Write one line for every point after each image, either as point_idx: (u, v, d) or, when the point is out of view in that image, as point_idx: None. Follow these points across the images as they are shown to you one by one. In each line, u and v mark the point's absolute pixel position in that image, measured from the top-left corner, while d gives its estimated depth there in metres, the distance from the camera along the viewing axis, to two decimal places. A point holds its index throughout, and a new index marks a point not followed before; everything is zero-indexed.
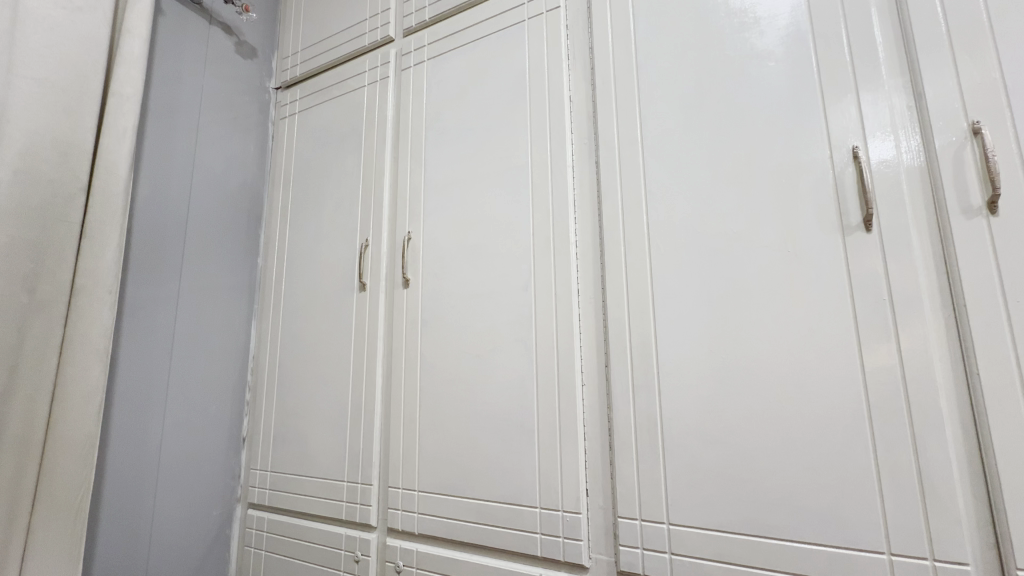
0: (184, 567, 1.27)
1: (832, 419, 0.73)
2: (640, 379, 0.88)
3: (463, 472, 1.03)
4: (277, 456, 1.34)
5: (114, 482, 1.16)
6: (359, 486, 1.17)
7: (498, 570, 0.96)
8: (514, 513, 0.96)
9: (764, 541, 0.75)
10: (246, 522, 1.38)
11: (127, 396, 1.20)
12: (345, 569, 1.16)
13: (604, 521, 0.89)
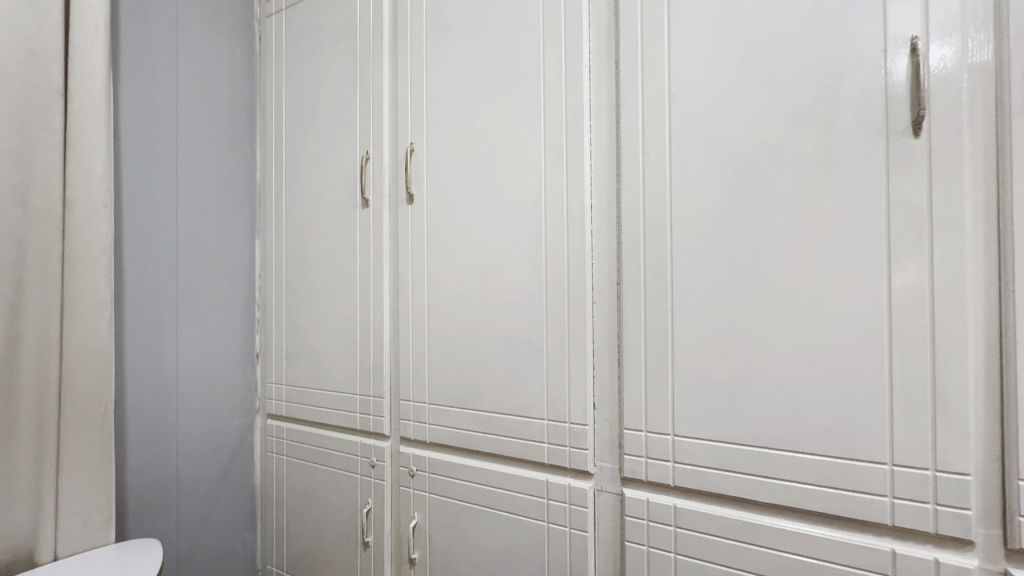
0: (212, 471, 1.35)
1: (849, 336, 0.71)
2: (652, 298, 0.86)
3: (472, 386, 1.05)
4: (291, 371, 1.38)
5: (136, 393, 1.21)
6: (372, 399, 1.21)
7: (506, 475, 1.01)
8: (522, 425, 0.99)
9: (767, 452, 0.76)
10: (266, 431, 1.45)
11: (139, 312, 1.21)
12: (362, 473, 1.23)
13: (609, 433, 0.92)
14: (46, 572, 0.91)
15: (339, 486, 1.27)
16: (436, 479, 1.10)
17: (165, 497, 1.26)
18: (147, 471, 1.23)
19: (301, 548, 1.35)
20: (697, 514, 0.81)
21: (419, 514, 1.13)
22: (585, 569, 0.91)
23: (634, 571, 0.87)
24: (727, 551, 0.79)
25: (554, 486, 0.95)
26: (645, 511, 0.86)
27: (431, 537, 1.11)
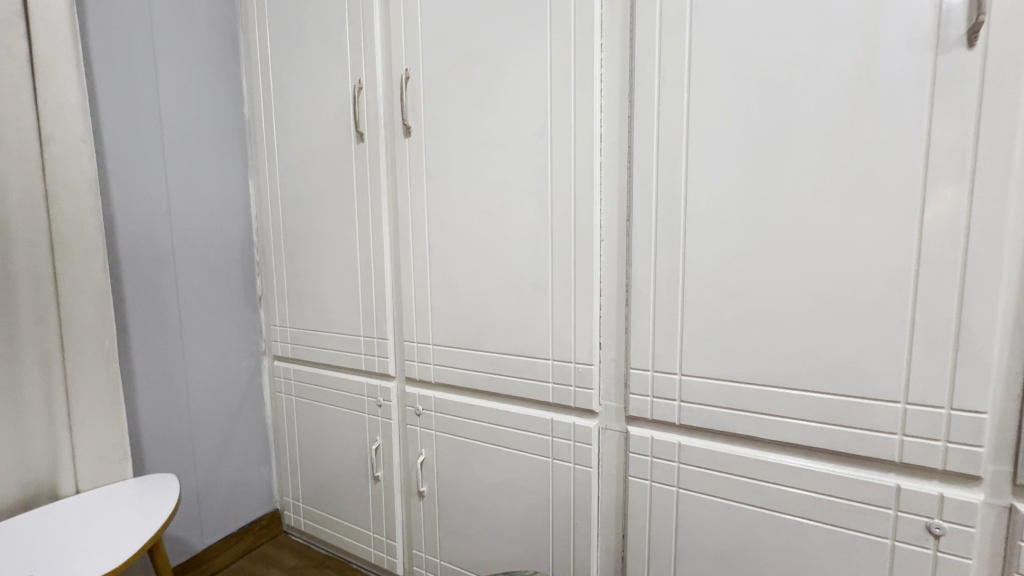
0: (223, 410, 1.38)
1: (871, 273, 0.68)
2: (663, 235, 0.82)
3: (476, 327, 1.04)
4: (294, 314, 1.37)
5: (141, 337, 1.18)
6: (376, 340, 1.20)
7: (511, 414, 1.01)
8: (527, 365, 0.98)
9: (776, 391, 0.75)
10: (273, 372, 1.47)
11: (135, 255, 1.17)
12: (369, 412, 1.25)
13: (615, 372, 0.91)
14: (70, 504, 0.94)
15: (347, 424, 1.30)
16: (442, 418, 1.12)
17: (179, 438, 1.27)
18: (160, 414, 1.23)
19: (315, 482, 1.41)
20: (702, 451, 0.82)
21: (426, 451, 1.16)
22: (588, 501, 0.94)
23: (636, 503, 0.89)
24: (729, 485, 0.80)
25: (559, 424, 0.95)
26: (649, 448, 0.86)
27: (439, 471, 1.14)
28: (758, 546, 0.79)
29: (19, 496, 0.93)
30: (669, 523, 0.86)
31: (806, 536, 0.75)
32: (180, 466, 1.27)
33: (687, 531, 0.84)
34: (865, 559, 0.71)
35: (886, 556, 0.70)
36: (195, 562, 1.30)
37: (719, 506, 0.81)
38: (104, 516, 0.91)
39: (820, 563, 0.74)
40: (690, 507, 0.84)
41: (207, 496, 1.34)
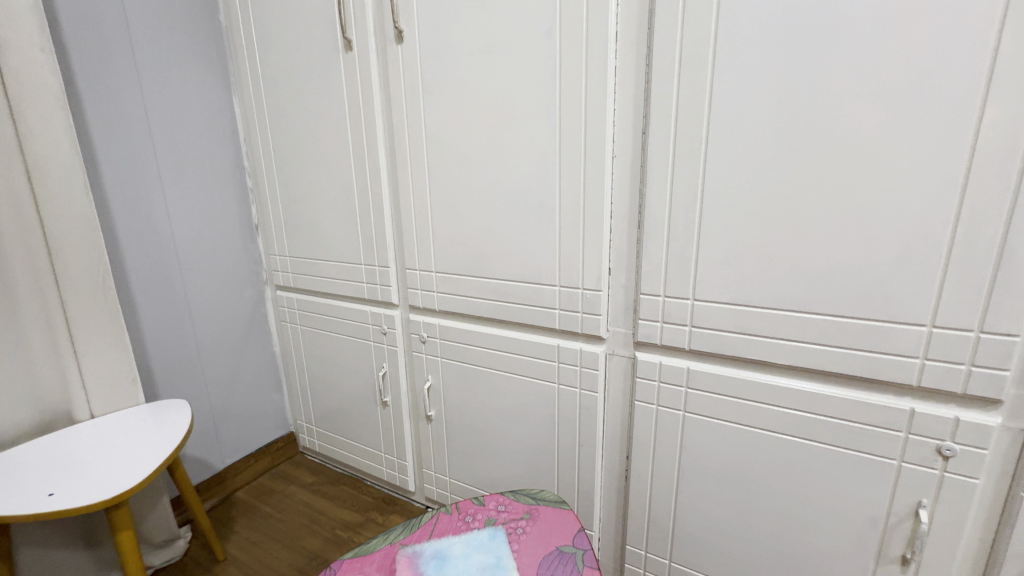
0: (230, 340, 1.38)
1: (912, 187, 0.61)
2: (682, 149, 0.75)
3: (480, 253, 0.99)
4: (293, 243, 1.33)
5: (137, 267, 1.16)
6: (377, 268, 1.17)
7: (516, 341, 1.00)
8: (533, 292, 0.95)
9: (793, 315, 0.72)
10: (277, 302, 1.46)
11: (120, 180, 1.11)
12: (374, 340, 1.24)
13: (625, 298, 0.87)
14: (86, 428, 0.96)
15: (353, 352, 1.30)
16: (447, 345, 1.11)
17: (188, 366, 1.28)
18: (166, 342, 1.23)
19: (326, 407, 1.44)
20: (711, 376, 0.80)
21: (432, 377, 1.16)
22: (594, 424, 0.95)
23: (641, 426, 0.90)
24: (737, 409, 0.79)
25: (565, 350, 0.94)
26: (657, 373, 0.85)
27: (446, 396, 1.15)
28: (762, 466, 0.79)
29: (34, 420, 0.95)
30: (674, 445, 0.87)
31: (811, 457, 0.75)
32: (193, 392, 1.30)
33: (691, 452, 0.85)
34: (869, 479, 0.72)
35: (891, 476, 0.70)
36: (217, 479, 1.37)
37: (725, 429, 0.81)
38: (120, 438, 0.93)
39: (822, 481, 0.75)
40: (696, 430, 0.84)
41: (223, 420, 1.38)
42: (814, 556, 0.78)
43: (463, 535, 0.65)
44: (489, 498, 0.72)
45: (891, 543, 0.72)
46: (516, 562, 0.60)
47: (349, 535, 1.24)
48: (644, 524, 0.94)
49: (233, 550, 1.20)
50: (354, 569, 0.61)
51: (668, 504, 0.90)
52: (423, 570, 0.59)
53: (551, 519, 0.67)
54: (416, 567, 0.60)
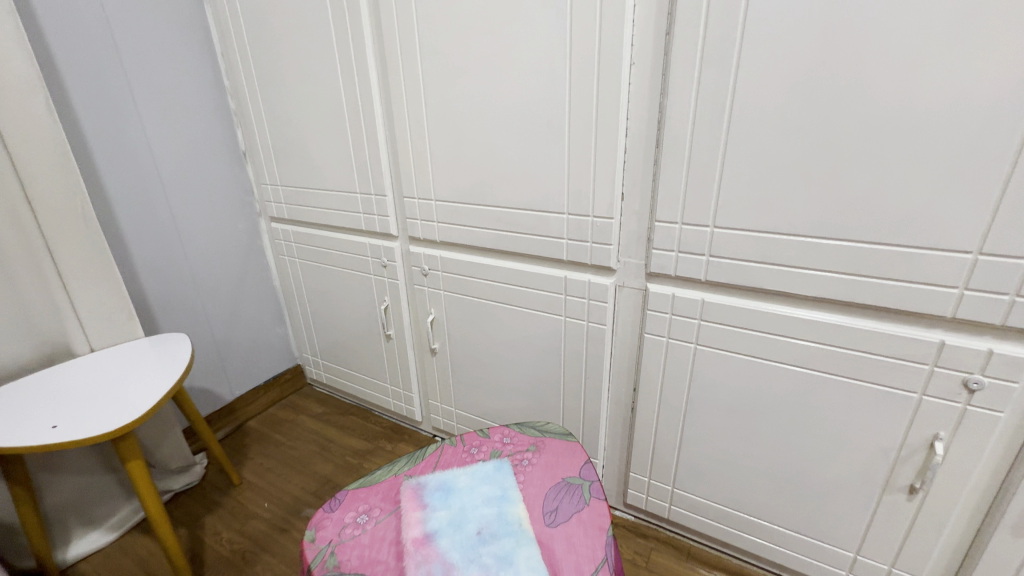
0: (227, 274, 1.35)
1: (980, 92, 0.53)
2: (711, 53, 0.65)
3: (482, 179, 0.92)
4: (283, 171, 1.26)
5: (120, 197, 1.10)
6: (374, 198, 1.10)
7: (521, 274, 0.95)
8: (539, 220, 0.89)
9: (823, 242, 0.66)
10: (273, 235, 1.40)
11: (89, 101, 1.02)
12: (374, 273, 1.20)
13: (638, 226, 0.81)
14: (87, 361, 0.96)
15: (354, 286, 1.27)
16: (450, 278, 1.07)
17: (187, 300, 1.26)
18: (161, 277, 1.20)
19: (330, 340, 1.44)
20: (727, 308, 0.76)
21: (435, 311, 1.14)
22: (601, 357, 0.92)
23: (650, 359, 0.87)
24: (752, 342, 0.76)
25: (573, 282, 0.90)
26: (670, 306, 0.81)
27: (449, 330, 1.13)
28: (774, 399, 0.77)
29: (34, 354, 0.94)
30: (683, 377, 0.85)
31: (827, 390, 0.73)
32: (195, 326, 1.29)
33: (701, 385, 0.84)
34: (886, 411, 0.69)
35: (910, 409, 0.68)
36: (228, 410, 1.39)
37: (738, 362, 0.79)
38: (122, 371, 0.92)
39: (836, 414, 0.73)
40: (707, 363, 0.82)
41: (228, 354, 1.38)
42: (819, 485, 0.79)
43: (468, 467, 0.64)
44: (494, 430, 0.71)
45: (900, 473, 0.72)
46: (522, 493, 0.60)
47: (359, 461, 1.27)
48: (649, 453, 0.95)
49: (248, 475, 1.24)
50: (359, 499, 0.60)
51: (674, 435, 0.90)
52: (428, 501, 0.59)
53: (557, 451, 0.66)
54: (421, 498, 0.59)
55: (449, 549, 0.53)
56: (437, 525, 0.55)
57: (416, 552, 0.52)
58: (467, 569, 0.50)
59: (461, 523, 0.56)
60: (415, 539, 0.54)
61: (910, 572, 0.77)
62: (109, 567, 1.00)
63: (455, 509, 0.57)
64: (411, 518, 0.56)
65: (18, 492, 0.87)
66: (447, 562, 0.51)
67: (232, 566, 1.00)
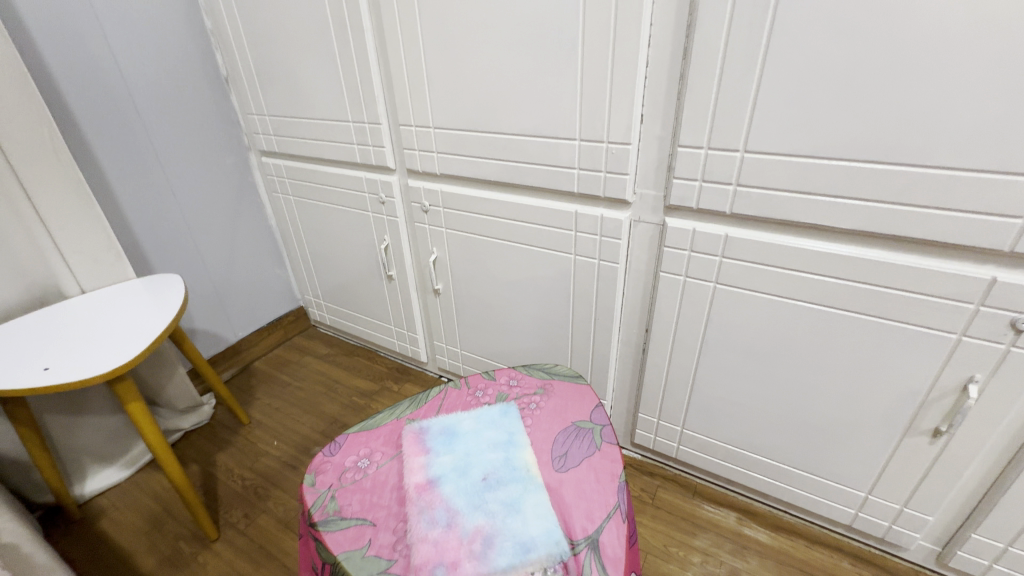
0: (219, 212, 1.29)
1: None
2: None
3: (485, 102, 0.83)
4: (269, 98, 1.15)
5: (94, 129, 1.02)
6: (368, 127, 1.01)
7: (528, 209, 0.88)
8: (548, 148, 0.81)
9: (870, 167, 0.59)
10: (264, 170, 1.32)
11: (45, 17, 0.91)
12: (372, 210, 1.14)
13: (658, 153, 0.73)
14: (79, 302, 0.92)
15: (352, 224, 1.21)
16: (452, 215, 1.00)
17: (180, 240, 1.21)
18: (150, 216, 1.14)
19: (331, 281, 1.40)
20: (753, 244, 0.70)
21: (438, 250, 1.08)
22: (612, 297, 0.88)
23: (665, 299, 0.82)
24: (778, 280, 0.70)
25: (584, 218, 0.83)
26: (689, 242, 0.75)
27: (453, 270, 1.08)
28: (796, 340, 0.73)
29: (23, 296, 0.91)
30: (700, 318, 0.80)
31: (856, 331, 0.68)
32: (191, 267, 1.25)
33: (718, 326, 0.79)
34: (918, 353, 0.65)
35: (946, 350, 0.63)
36: (233, 351, 1.39)
37: (760, 302, 0.73)
38: (115, 312, 0.89)
39: (863, 356, 0.69)
40: (726, 303, 0.77)
41: (228, 295, 1.35)
42: (836, 426, 0.76)
43: (473, 410, 0.61)
44: (500, 372, 0.68)
45: (925, 416, 0.68)
46: (530, 438, 0.57)
47: (366, 401, 1.28)
48: (659, 395, 0.93)
49: (257, 415, 1.25)
50: (359, 444, 0.58)
51: (686, 376, 0.87)
52: (431, 446, 0.56)
53: (567, 394, 0.63)
54: (423, 443, 0.57)
55: (453, 495, 0.51)
56: (440, 471, 0.53)
57: (419, 498, 0.51)
58: (472, 516, 0.49)
59: (465, 469, 0.54)
60: (418, 485, 0.52)
61: (922, 512, 0.76)
62: (126, 501, 1.03)
63: (459, 454, 0.55)
64: (413, 463, 0.54)
65: (25, 433, 0.87)
66: (451, 509, 0.50)
67: (245, 501, 1.02)
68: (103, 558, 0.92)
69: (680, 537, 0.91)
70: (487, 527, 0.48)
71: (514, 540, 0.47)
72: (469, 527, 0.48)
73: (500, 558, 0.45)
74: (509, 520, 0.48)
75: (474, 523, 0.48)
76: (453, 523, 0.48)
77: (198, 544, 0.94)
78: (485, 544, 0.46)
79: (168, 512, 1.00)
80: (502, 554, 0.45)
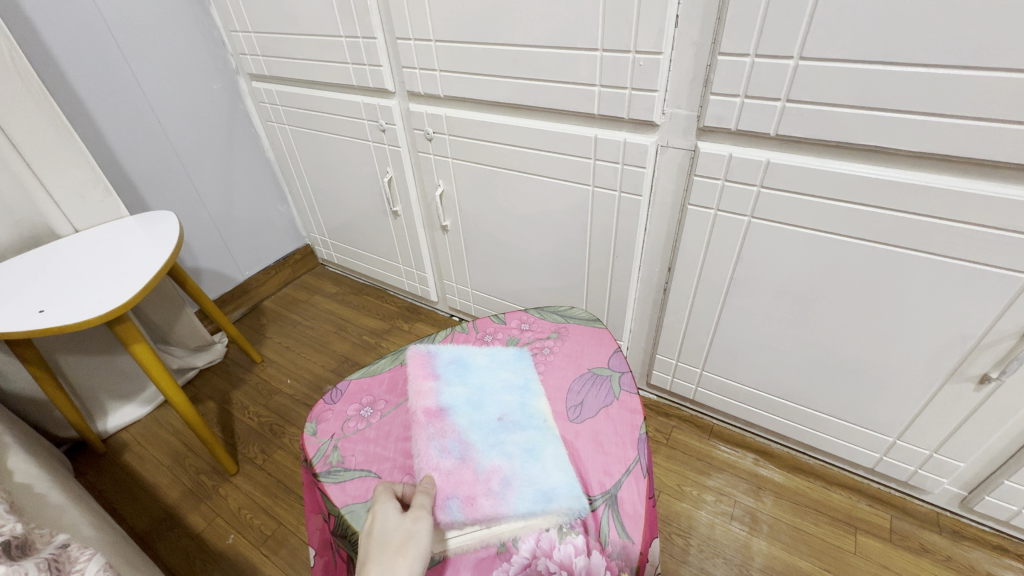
0: (212, 145, 1.21)
1: None
2: None
3: (492, 5, 0.71)
4: (253, 11, 1.03)
5: (63, 51, 0.92)
6: (362, 42, 0.90)
7: (542, 135, 0.79)
8: (565, 62, 0.70)
9: (956, 75, 0.48)
10: (256, 96, 1.23)
11: None
12: (373, 139, 1.05)
13: (694, 64, 0.63)
14: (74, 240, 0.89)
15: (353, 155, 1.13)
16: (458, 143, 0.91)
17: (173, 176, 1.15)
18: (137, 150, 1.08)
19: (335, 218, 1.34)
20: (799, 171, 0.61)
21: (444, 183, 1.00)
22: (633, 233, 0.81)
23: (691, 235, 0.75)
24: (823, 213, 0.62)
25: (604, 143, 0.74)
26: (723, 170, 0.67)
27: (461, 204, 1.01)
28: (837, 280, 0.66)
29: (14, 236, 0.87)
30: (729, 255, 0.74)
31: (908, 270, 0.61)
32: (188, 204, 1.19)
33: (749, 264, 0.72)
34: (978, 294, 0.58)
35: (1012, 292, 0.56)
36: (241, 290, 1.37)
37: (799, 238, 0.66)
38: (109, 251, 0.85)
39: (913, 297, 0.62)
40: (761, 238, 0.69)
41: (230, 233, 1.31)
42: (871, 370, 0.71)
43: (486, 344, 0.59)
44: (510, 316, 0.63)
45: (974, 362, 0.63)
46: (544, 385, 0.53)
47: (377, 340, 1.26)
48: (679, 336, 0.88)
49: (269, 353, 1.25)
50: (362, 391, 0.55)
51: (710, 317, 0.82)
52: (440, 372, 0.55)
53: (583, 338, 0.58)
54: (432, 368, 0.55)
55: (466, 428, 0.49)
56: (452, 401, 0.52)
57: (429, 425, 0.49)
58: (488, 454, 0.47)
59: (480, 405, 0.52)
60: (427, 410, 0.51)
61: (953, 457, 0.73)
62: (147, 436, 1.06)
63: (473, 388, 0.53)
64: (421, 388, 0.53)
65: (38, 373, 0.87)
66: (465, 442, 0.48)
67: (261, 437, 1.04)
68: (130, 489, 0.96)
69: (694, 477, 0.90)
70: (504, 468, 0.46)
71: (533, 487, 0.45)
72: (485, 465, 0.46)
73: (517, 503, 0.44)
74: (528, 466, 0.46)
75: (490, 461, 0.46)
76: (466, 456, 0.47)
77: (219, 478, 0.96)
78: (502, 485, 0.45)
79: (188, 447, 1.03)
80: (520, 498, 0.44)
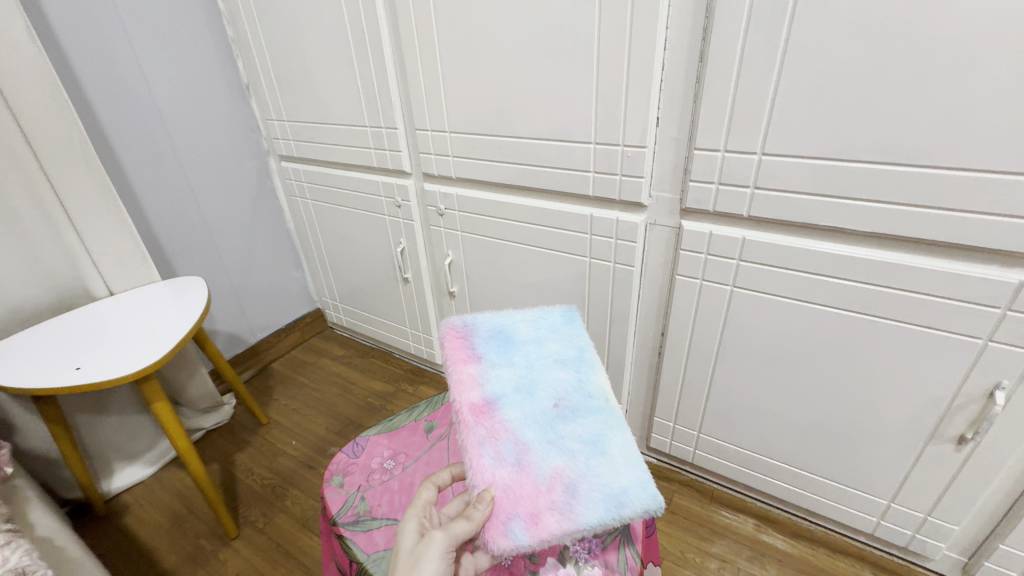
0: (240, 216, 1.32)
1: None
2: None
3: (499, 105, 0.84)
4: (289, 103, 1.18)
5: (119, 135, 1.05)
6: (385, 132, 1.03)
7: (543, 212, 0.89)
8: (563, 151, 0.81)
9: (891, 169, 0.58)
10: (283, 174, 1.35)
11: (75, 32, 0.94)
12: (388, 213, 1.15)
13: (674, 155, 0.73)
14: (106, 303, 0.95)
15: (369, 227, 1.23)
16: (468, 218, 1.01)
17: (200, 243, 1.24)
18: (171, 219, 1.18)
19: (347, 283, 1.42)
20: (771, 247, 0.69)
21: (453, 252, 1.09)
22: (627, 301, 0.87)
23: (681, 302, 0.82)
24: (796, 284, 0.70)
25: (599, 221, 0.83)
26: (705, 245, 0.75)
27: (468, 273, 1.09)
28: (815, 345, 0.72)
29: (53, 296, 0.94)
30: (716, 321, 0.80)
31: (877, 336, 0.67)
32: (211, 269, 1.28)
33: (736, 329, 0.78)
34: (943, 358, 0.64)
35: (972, 356, 0.62)
36: (253, 351, 1.42)
37: (777, 306, 0.73)
38: (143, 311, 0.92)
39: (887, 360, 0.68)
40: (744, 306, 0.76)
41: (247, 296, 1.38)
42: (857, 432, 0.75)
43: (524, 319, 0.60)
44: None
45: (950, 423, 0.67)
46: (590, 358, 0.56)
47: (381, 403, 1.29)
48: (675, 398, 0.92)
49: (275, 415, 1.27)
50: (381, 446, 0.60)
51: (702, 380, 0.87)
52: (482, 363, 0.54)
53: None
54: (473, 358, 0.55)
55: (519, 428, 0.49)
56: (499, 397, 0.51)
57: (479, 428, 0.48)
58: (546, 457, 0.47)
59: (527, 398, 0.51)
60: (477, 411, 0.49)
61: (948, 521, 0.74)
62: (150, 498, 1.06)
63: (518, 380, 0.53)
64: (467, 384, 0.52)
65: (56, 431, 0.90)
66: (519, 446, 0.47)
67: (263, 500, 1.04)
68: (128, 553, 0.95)
69: (696, 544, 0.90)
70: (566, 472, 0.46)
71: (601, 491, 0.45)
72: (545, 471, 0.46)
73: (586, 512, 0.43)
74: (590, 465, 0.46)
75: (550, 464, 0.46)
76: (524, 463, 0.46)
77: (218, 542, 0.96)
78: (568, 494, 0.44)
79: (190, 509, 1.03)
80: (589, 505, 0.44)
